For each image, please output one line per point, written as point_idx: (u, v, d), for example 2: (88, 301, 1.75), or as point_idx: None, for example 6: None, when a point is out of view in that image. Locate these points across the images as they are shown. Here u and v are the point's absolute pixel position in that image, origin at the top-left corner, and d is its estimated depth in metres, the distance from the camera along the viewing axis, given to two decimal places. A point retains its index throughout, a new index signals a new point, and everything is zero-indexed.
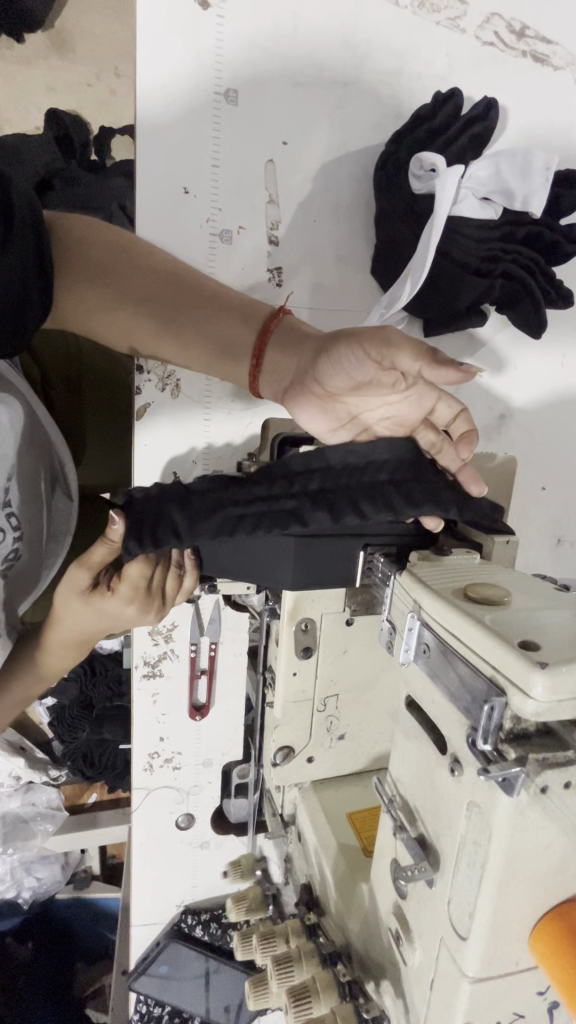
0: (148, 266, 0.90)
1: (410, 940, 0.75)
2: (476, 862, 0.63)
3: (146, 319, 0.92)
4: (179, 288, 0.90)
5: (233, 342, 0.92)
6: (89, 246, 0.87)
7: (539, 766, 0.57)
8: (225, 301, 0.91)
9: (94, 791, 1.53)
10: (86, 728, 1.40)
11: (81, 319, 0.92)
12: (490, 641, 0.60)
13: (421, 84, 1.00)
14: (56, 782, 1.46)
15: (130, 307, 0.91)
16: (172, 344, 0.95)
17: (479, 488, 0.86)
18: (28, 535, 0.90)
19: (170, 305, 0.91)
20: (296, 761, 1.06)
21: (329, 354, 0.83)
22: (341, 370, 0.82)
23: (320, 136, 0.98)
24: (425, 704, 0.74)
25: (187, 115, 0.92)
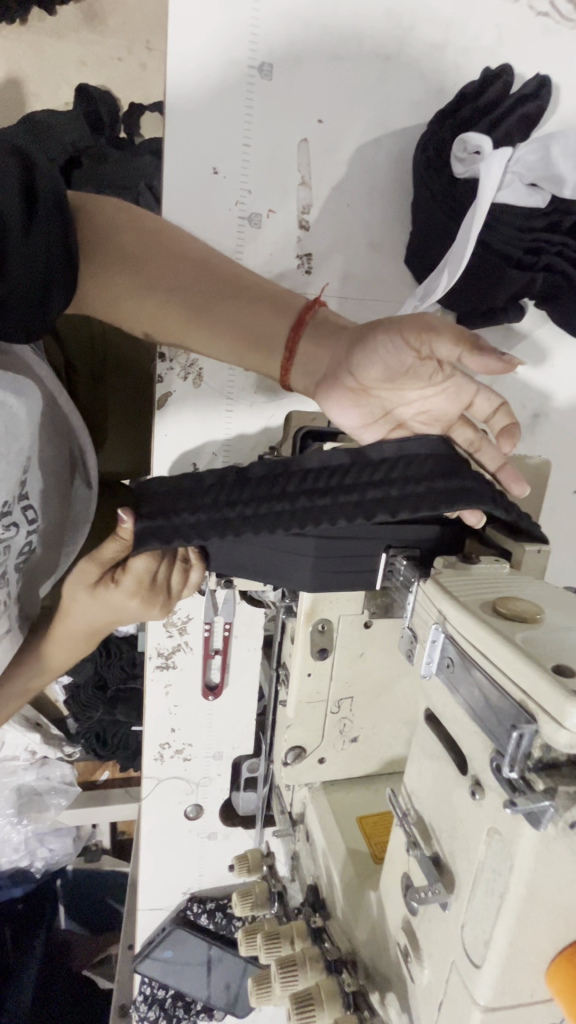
0: (175, 243, 0.80)
1: (419, 958, 0.63)
2: (494, 892, 0.52)
3: (173, 307, 0.80)
4: (208, 269, 0.80)
5: (262, 330, 0.80)
6: (115, 229, 0.77)
7: (570, 800, 0.45)
8: (257, 289, 0.80)
9: (107, 770, 1.84)
10: (101, 707, 1.69)
11: (102, 307, 0.82)
12: (519, 665, 0.49)
13: (467, 60, 0.91)
14: (70, 758, 1.75)
15: (156, 295, 0.80)
16: (198, 333, 0.83)
17: (520, 488, 0.75)
18: (43, 526, 0.97)
19: (198, 288, 0.79)
20: (306, 764, 1.00)
21: (365, 341, 0.71)
22: (374, 357, 0.71)
23: (357, 117, 0.91)
24: (445, 721, 0.61)
25: (219, 93, 0.86)
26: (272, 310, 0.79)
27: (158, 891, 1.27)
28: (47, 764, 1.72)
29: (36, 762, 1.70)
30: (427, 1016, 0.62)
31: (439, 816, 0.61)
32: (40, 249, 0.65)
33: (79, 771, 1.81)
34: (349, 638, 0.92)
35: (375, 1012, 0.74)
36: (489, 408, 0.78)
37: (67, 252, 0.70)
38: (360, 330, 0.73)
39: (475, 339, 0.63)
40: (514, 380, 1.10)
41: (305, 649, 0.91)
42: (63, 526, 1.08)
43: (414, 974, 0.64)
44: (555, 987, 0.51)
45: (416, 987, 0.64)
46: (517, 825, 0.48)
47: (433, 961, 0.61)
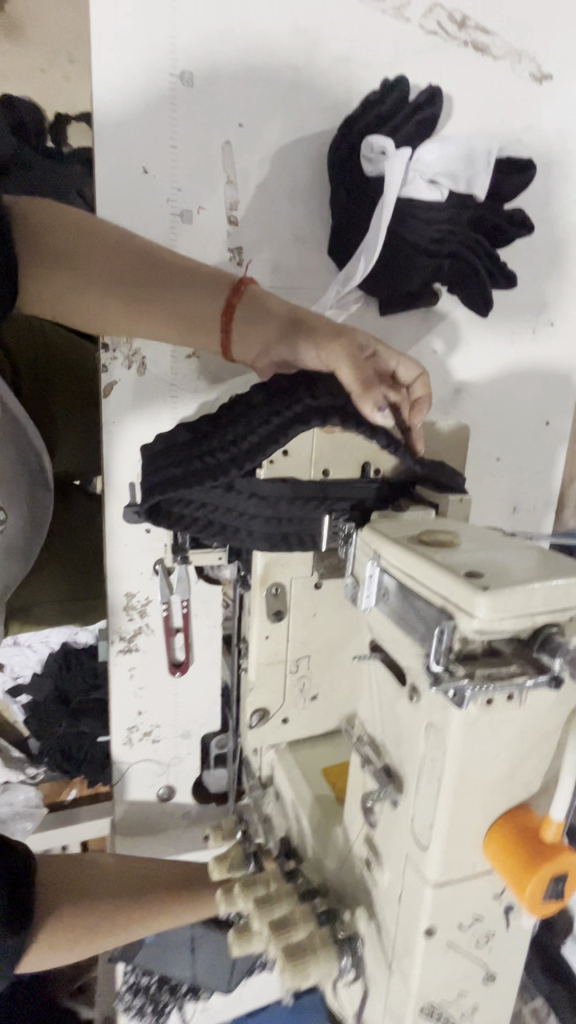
0: (107, 235, 0.85)
1: (379, 862, 0.71)
2: (434, 777, 0.59)
3: (114, 296, 0.85)
4: (141, 259, 0.85)
5: (199, 314, 0.86)
6: (52, 228, 0.82)
7: (485, 680, 0.54)
8: (190, 272, 0.86)
9: (74, 789, 1.81)
10: (65, 718, 1.67)
11: (46, 303, 0.86)
12: (438, 575, 0.57)
13: (369, 71, 1.02)
14: (33, 781, 1.77)
15: (97, 286, 0.84)
16: (142, 321, 0.88)
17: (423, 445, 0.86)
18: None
19: (131, 276, 0.84)
20: (271, 724, 1.06)
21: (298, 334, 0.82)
22: (306, 350, 0.81)
23: (274, 122, 0.99)
24: (386, 644, 0.68)
25: (145, 103, 0.92)
26: (204, 295, 0.85)
27: None
28: (10, 786, 1.75)
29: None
30: (389, 912, 0.69)
31: (387, 729, 0.68)
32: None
33: (45, 793, 1.78)
34: (302, 599, 0.99)
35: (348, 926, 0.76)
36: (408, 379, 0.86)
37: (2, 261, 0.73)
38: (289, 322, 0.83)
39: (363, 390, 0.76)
40: (435, 359, 1.21)
41: (262, 612, 0.97)
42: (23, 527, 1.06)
43: (376, 879, 0.71)
44: (491, 851, 0.60)
45: (379, 890, 0.71)
46: (447, 711, 0.56)
47: (391, 861, 0.68)
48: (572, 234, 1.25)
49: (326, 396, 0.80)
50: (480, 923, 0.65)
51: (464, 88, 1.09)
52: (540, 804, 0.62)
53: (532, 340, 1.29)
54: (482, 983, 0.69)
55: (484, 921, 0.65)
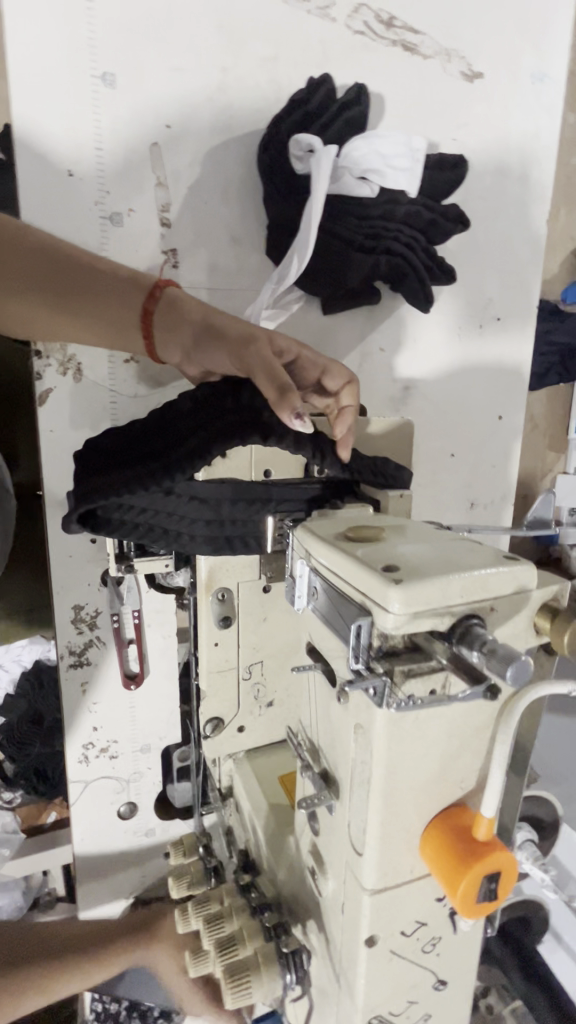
0: (26, 235, 0.82)
1: (324, 871, 0.68)
2: (364, 779, 0.58)
3: (39, 303, 0.83)
4: (64, 263, 0.82)
5: (123, 319, 0.85)
6: None
7: (405, 675, 0.52)
8: (114, 278, 0.84)
9: (54, 809, 1.69)
10: (36, 743, 1.62)
11: None
12: (357, 571, 0.56)
13: (298, 71, 1.02)
14: (10, 804, 1.68)
15: (20, 291, 0.82)
16: (68, 325, 0.86)
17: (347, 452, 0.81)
18: None
19: (51, 280, 0.82)
20: (226, 733, 1.03)
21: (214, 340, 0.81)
22: (221, 357, 0.81)
23: (204, 122, 0.98)
24: (319, 644, 0.66)
25: (68, 108, 0.91)
26: (126, 300, 0.84)
27: (100, 897, 1.25)
28: None
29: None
30: (335, 923, 0.67)
31: (323, 733, 0.66)
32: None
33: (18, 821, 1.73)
34: (251, 604, 0.96)
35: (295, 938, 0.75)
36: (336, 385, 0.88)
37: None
38: (208, 327, 0.82)
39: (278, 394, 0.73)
40: (383, 356, 1.21)
41: (209, 618, 0.95)
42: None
43: (322, 888, 0.69)
44: (427, 853, 0.58)
45: (325, 900, 0.69)
46: (371, 711, 0.54)
47: (334, 869, 0.66)
48: (513, 230, 1.27)
49: (256, 394, 0.78)
50: (425, 929, 0.63)
51: (395, 87, 1.10)
52: (477, 802, 0.60)
53: (479, 335, 1.29)
54: (433, 990, 0.67)
55: (429, 927, 0.63)
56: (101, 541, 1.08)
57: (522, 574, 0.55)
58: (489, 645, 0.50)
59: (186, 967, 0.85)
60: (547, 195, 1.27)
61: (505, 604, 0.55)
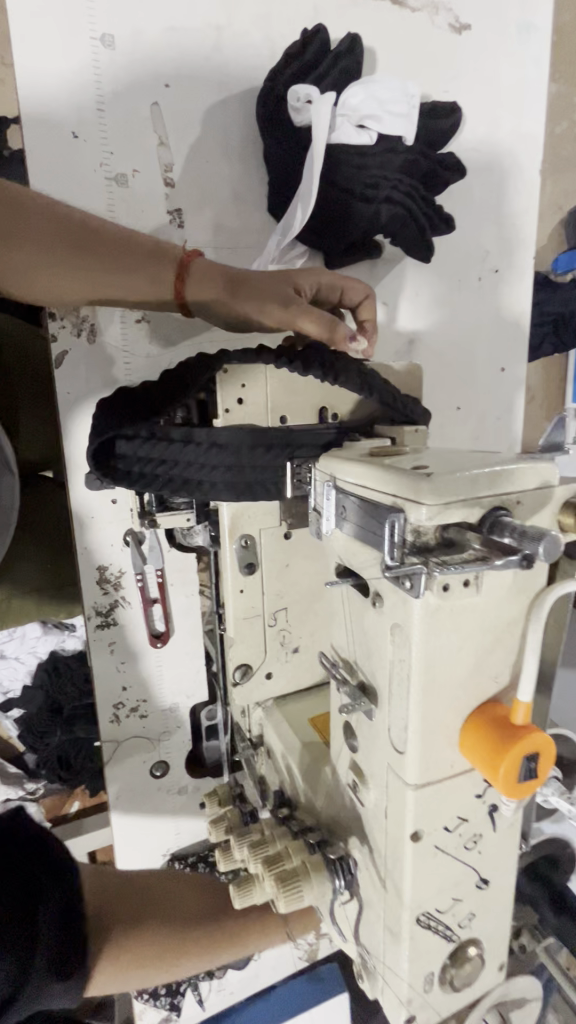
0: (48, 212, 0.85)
1: (365, 783, 0.71)
2: (403, 677, 0.60)
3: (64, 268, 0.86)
4: (90, 232, 0.85)
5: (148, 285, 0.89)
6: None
7: (439, 566, 0.55)
8: (137, 246, 0.88)
9: (76, 799, 1.76)
10: (59, 728, 1.63)
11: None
12: (387, 475, 0.58)
13: (290, 27, 1.04)
14: (33, 796, 1.71)
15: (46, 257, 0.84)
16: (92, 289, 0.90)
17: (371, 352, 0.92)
18: None
19: (82, 254, 0.86)
20: (255, 680, 1.05)
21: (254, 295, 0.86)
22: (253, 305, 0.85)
23: (201, 81, 1.00)
24: (349, 562, 0.68)
25: (73, 76, 0.93)
26: (148, 262, 0.88)
27: (137, 857, 1.27)
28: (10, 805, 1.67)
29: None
30: (378, 830, 0.69)
31: (357, 647, 0.68)
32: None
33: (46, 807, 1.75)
34: (272, 549, 0.98)
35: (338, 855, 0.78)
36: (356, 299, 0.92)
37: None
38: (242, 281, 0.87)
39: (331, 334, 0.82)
40: (386, 310, 1.23)
41: (233, 565, 0.97)
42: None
43: (363, 799, 0.72)
44: (467, 745, 0.61)
45: (367, 810, 0.71)
46: (408, 606, 0.57)
47: (375, 777, 0.68)
48: (507, 180, 1.28)
49: None
50: (466, 826, 0.65)
51: (385, 41, 1.11)
52: (510, 696, 0.63)
53: (479, 287, 1.31)
54: (476, 888, 0.69)
55: (470, 823, 0.66)
56: (121, 502, 1.10)
57: (543, 468, 0.58)
58: (518, 528, 0.52)
59: (231, 899, 0.88)
60: (539, 146, 1.29)
61: (530, 498, 0.58)
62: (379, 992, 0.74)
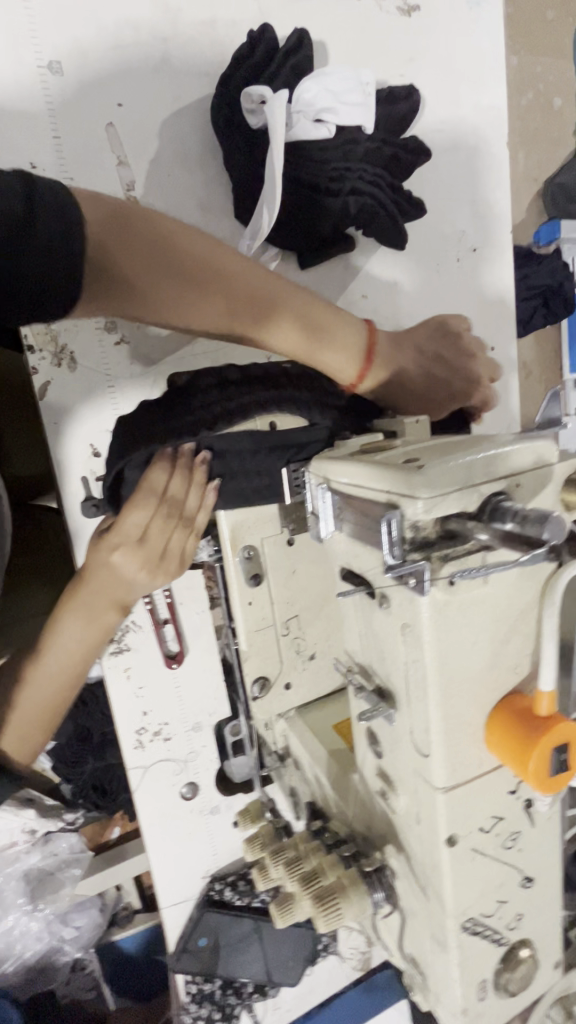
0: (152, 231, 0.77)
1: (394, 789, 0.69)
2: (420, 679, 0.58)
3: (185, 311, 0.81)
4: (216, 274, 0.80)
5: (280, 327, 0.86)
6: (111, 247, 0.72)
7: (443, 561, 0.53)
8: (262, 294, 0.84)
9: (117, 825, 1.80)
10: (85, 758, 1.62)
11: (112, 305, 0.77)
12: (379, 474, 0.56)
13: (237, 31, 1.02)
14: (73, 826, 1.68)
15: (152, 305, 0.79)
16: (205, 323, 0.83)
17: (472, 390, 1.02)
18: None
19: (209, 298, 0.80)
20: (274, 692, 1.03)
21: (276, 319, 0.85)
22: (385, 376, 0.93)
23: (154, 96, 1.00)
24: (351, 563, 0.66)
25: (25, 108, 0.93)
26: (293, 315, 0.86)
27: (176, 882, 1.25)
28: (50, 838, 1.66)
29: (39, 841, 1.65)
30: (412, 836, 0.67)
31: (370, 650, 0.66)
32: (42, 234, 0.63)
33: (89, 837, 1.75)
34: (277, 557, 0.96)
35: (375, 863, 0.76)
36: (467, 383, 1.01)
37: (68, 252, 0.65)
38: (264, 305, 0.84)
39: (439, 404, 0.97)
40: (367, 302, 1.21)
41: (239, 578, 0.95)
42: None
43: (394, 806, 0.69)
44: (494, 742, 0.58)
45: (399, 816, 0.69)
46: (415, 605, 0.55)
47: (403, 783, 0.66)
48: (476, 157, 1.26)
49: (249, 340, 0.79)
50: (503, 824, 0.63)
51: (333, 32, 1.10)
52: (534, 686, 0.61)
53: (459, 269, 1.29)
54: (520, 887, 0.66)
55: (507, 821, 0.63)
56: None
57: (540, 447, 0.55)
58: (519, 512, 0.50)
59: (272, 919, 0.86)
60: (505, 118, 1.27)
61: (530, 479, 0.55)
62: (433, 1003, 0.71)
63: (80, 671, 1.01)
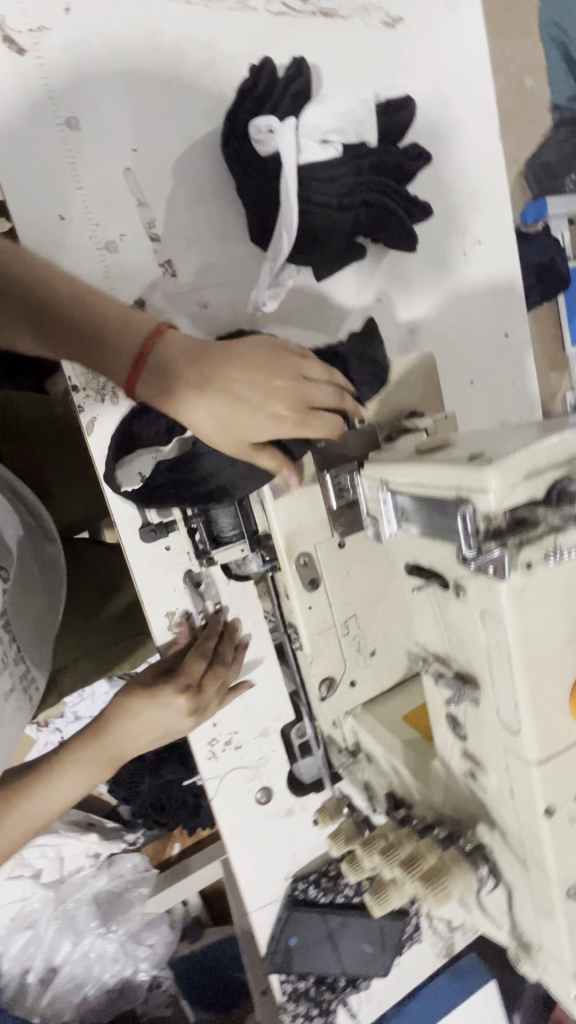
0: (106, 316, 0.79)
1: (483, 768, 0.72)
2: (504, 659, 0.61)
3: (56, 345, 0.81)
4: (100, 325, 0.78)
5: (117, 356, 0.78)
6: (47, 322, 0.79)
7: (519, 546, 0.56)
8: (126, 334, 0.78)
9: (177, 843, 1.83)
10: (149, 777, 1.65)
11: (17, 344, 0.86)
12: (446, 471, 0.60)
13: (235, 65, 1.07)
14: (135, 846, 1.73)
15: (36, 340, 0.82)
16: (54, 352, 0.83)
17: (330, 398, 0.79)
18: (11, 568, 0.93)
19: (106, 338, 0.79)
20: (340, 691, 1.07)
21: (307, 418, 0.76)
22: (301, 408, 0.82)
23: (165, 137, 1.05)
24: (420, 558, 0.69)
25: (48, 163, 0.98)
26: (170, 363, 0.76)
27: (260, 886, 1.29)
28: (115, 860, 1.70)
29: (103, 864, 1.69)
30: (506, 810, 0.70)
31: (446, 638, 0.69)
32: None
33: (150, 855, 1.79)
34: (331, 560, 1.00)
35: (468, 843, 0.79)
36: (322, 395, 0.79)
37: None
38: (224, 419, 0.75)
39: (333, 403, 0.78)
40: (382, 306, 1.24)
41: (297, 585, 0.99)
42: (41, 584, 1.04)
43: (484, 784, 0.72)
44: None
45: (490, 793, 0.72)
46: (495, 591, 0.58)
47: (492, 761, 0.69)
48: (471, 154, 1.30)
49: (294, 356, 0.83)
50: None
51: (324, 53, 1.15)
52: None
53: (466, 262, 1.32)
54: None
55: None
56: (174, 547, 1.14)
57: None
58: None
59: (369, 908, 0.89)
60: (495, 112, 1.30)
61: None
62: (542, 970, 0.74)
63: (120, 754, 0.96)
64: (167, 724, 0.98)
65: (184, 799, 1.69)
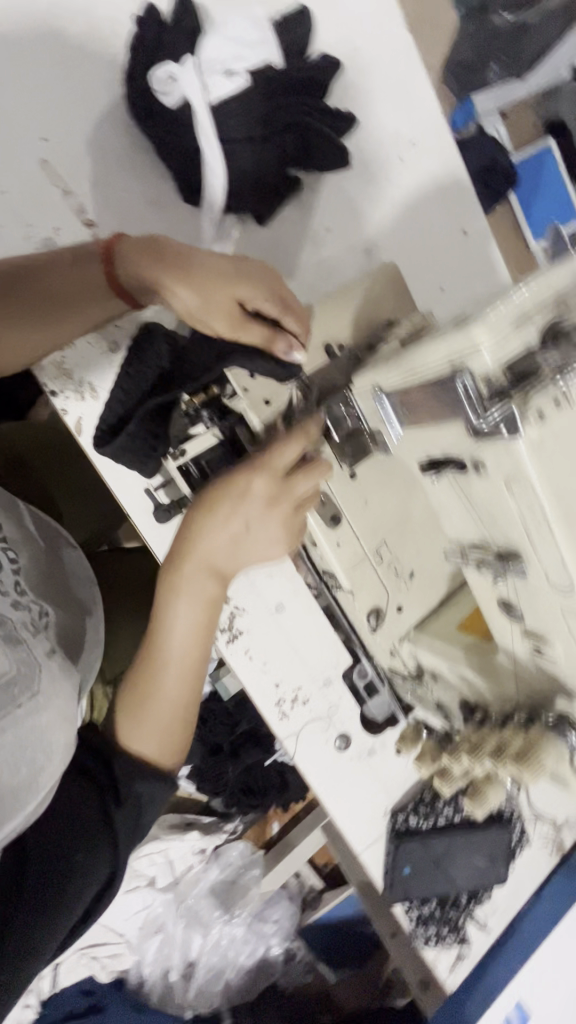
0: (44, 263, 0.84)
1: (548, 641, 0.71)
2: (541, 521, 0.60)
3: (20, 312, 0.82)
4: (36, 269, 0.83)
5: (70, 285, 0.85)
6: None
7: (527, 398, 0.55)
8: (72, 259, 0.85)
9: (275, 821, 1.84)
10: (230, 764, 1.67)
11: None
12: (434, 348, 0.58)
13: (118, 25, 1.04)
14: (237, 833, 1.77)
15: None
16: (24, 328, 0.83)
17: (295, 323, 0.86)
18: (25, 572, 0.92)
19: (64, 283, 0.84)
20: (389, 619, 1.07)
21: (198, 279, 0.82)
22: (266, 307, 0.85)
23: (69, 117, 1.02)
24: (431, 451, 0.68)
25: None
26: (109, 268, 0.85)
27: (362, 830, 1.30)
28: (221, 850, 1.74)
29: (211, 857, 1.74)
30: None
31: (478, 523, 0.68)
32: None
33: (254, 837, 1.82)
34: (347, 492, 0.97)
35: (553, 720, 0.79)
36: (284, 325, 0.86)
37: None
38: (180, 274, 0.82)
39: (281, 323, 0.85)
40: (332, 234, 1.21)
41: (320, 525, 0.98)
42: (71, 594, 1.04)
43: (554, 655, 0.72)
44: None
45: (562, 662, 0.72)
46: (513, 451, 0.56)
47: (555, 629, 0.69)
48: (381, 49, 1.24)
49: (253, 297, 0.83)
50: None
51: None
52: None
53: (404, 166, 1.27)
54: None
55: None
56: None
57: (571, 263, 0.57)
58: None
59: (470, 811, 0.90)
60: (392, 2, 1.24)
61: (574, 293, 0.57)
62: None
63: (216, 566, 0.88)
64: (265, 542, 0.89)
65: (270, 773, 1.72)
